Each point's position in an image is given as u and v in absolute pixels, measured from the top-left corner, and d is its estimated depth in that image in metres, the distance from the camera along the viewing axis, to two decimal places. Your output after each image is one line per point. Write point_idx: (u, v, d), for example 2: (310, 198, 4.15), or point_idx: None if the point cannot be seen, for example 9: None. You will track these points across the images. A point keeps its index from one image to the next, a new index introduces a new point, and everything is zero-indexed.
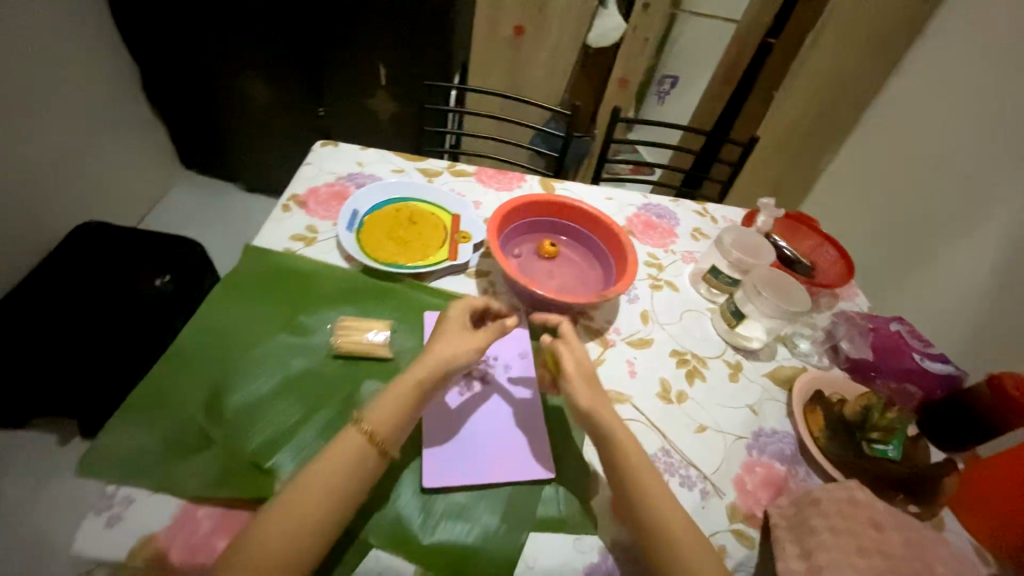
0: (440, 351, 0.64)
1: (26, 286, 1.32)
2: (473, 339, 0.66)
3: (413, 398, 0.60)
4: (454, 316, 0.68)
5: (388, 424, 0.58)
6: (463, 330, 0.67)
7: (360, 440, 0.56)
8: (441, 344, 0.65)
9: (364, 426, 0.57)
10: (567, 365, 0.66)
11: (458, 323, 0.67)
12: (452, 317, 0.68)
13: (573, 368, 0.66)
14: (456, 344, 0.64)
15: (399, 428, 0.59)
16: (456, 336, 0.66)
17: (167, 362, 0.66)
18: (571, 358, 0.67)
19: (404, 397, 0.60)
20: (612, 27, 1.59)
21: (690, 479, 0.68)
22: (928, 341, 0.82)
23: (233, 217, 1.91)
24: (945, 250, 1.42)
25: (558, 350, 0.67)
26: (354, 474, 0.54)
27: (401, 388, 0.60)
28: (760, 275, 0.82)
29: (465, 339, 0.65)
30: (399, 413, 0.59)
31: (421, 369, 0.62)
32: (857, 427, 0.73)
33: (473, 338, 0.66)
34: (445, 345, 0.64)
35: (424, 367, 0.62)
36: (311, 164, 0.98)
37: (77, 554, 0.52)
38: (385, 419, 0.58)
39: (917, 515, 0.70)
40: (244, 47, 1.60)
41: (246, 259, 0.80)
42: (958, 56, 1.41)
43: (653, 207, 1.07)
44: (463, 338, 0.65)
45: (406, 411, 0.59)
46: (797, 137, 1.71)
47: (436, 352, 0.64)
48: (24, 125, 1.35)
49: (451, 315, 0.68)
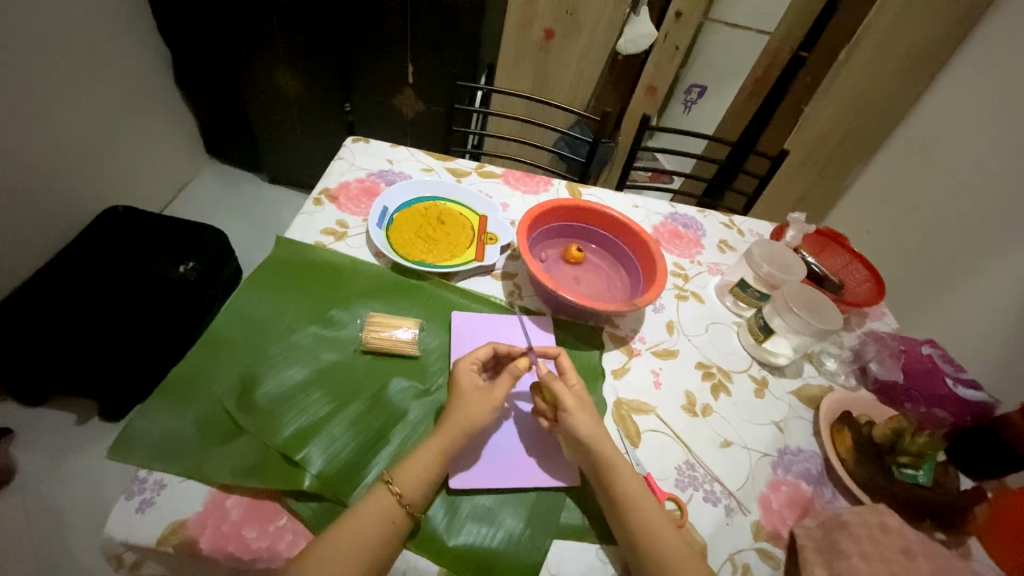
0: (459, 421, 0.61)
1: (53, 267, 1.34)
2: (491, 399, 0.63)
3: (439, 460, 0.59)
4: (464, 377, 0.65)
5: (414, 482, 0.56)
6: (477, 390, 0.64)
7: (390, 501, 0.55)
8: (462, 413, 0.62)
9: (394, 486, 0.56)
10: (564, 402, 0.63)
11: (473, 386, 0.64)
12: (462, 377, 0.65)
13: (573, 403, 0.64)
14: (475, 413, 0.62)
15: (428, 491, 0.57)
16: (469, 399, 0.63)
17: (200, 347, 0.67)
18: (570, 393, 0.64)
19: (434, 464, 0.58)
20: (642, 34, 1.56)
21: (715, 495, 0.68)
22: (961, 367, 0.81)
23: (255, 207, 1.93)
24: (972, 274, 1.39)
25: (553, 385, 0.64)
26: (391, 520, 0.54)
27: (429, 448, 0.59)
28: (792, 289, 0.80)
29: (483, 401, 0.63)
30: (423, 472, 0.57)
31: (443, 438, 0.60)
32: (887, 451, 0.72)
33: (491, 397, 0.63)
34: (462, 414, 0.62)
35: (441, 441, 0.60)
36: (342, 159, 0.98)
37: (109, 535, 0.53)
38: (409, 478, 0.57)
39: (945, 542, 0.69)
40: (275, 43, 1.62)
41: (277, 250, 0.80)
42: (994, 77, 1.38)
43: (680, 217, 1.06)
44: (480, 402, 0.63)
45: (432, 474, 0.58)
46: (824, 152, 1.70)
47: (457, 422, 0.61)
48: (58, 108, 1.37)
49: (462, 376, 0.65)
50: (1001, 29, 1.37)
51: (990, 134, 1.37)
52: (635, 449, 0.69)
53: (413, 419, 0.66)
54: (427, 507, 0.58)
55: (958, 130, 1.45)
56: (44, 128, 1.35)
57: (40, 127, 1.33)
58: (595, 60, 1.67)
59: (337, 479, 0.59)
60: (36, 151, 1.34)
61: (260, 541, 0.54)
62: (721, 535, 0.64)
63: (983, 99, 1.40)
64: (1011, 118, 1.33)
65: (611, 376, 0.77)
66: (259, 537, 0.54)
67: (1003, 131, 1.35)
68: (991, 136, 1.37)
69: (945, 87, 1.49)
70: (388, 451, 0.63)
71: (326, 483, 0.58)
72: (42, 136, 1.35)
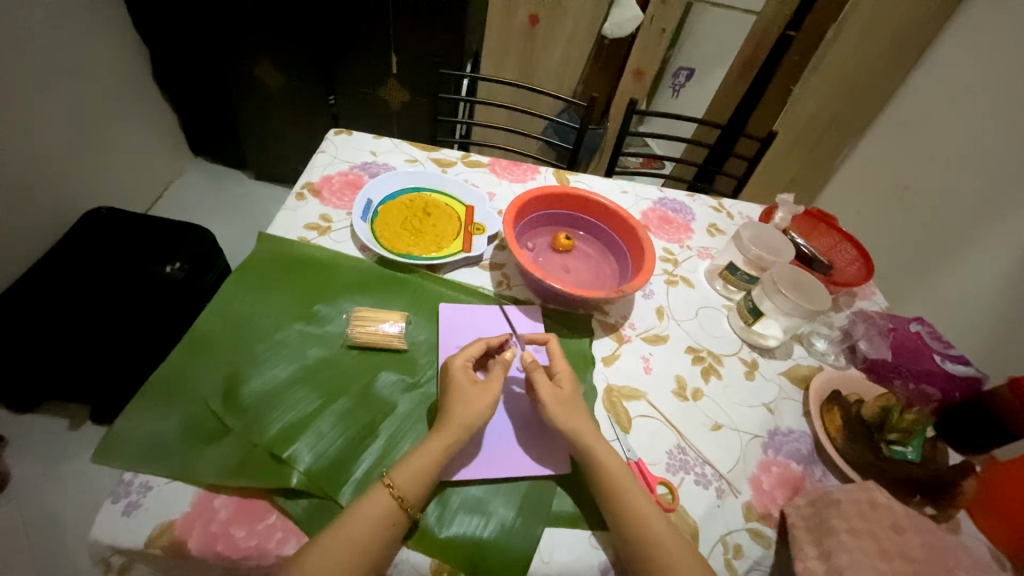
0: (461, 418, 0.61)
1: (35, 271, 1.32)
2: (489, 394, 0.63)
3: (440, 454, 0.58)
4: (459, 375, 0.64)
5: (412, 480, 0.56)
6: (474, 386, 0.63)
7: (390, 503, 0.55)
8: (462, 409, 0.61)
9: (395, 488, 0.55)
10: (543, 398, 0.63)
11: (468, 383, 0.64)
12: (455, 370, 0.64)
13: (550, 397, 0.63)
14: (473, 408, 0.62)
15: (425, 488, 0.57)
16: (467, 395, 0.63)
17: (183, 348, 0.66)
18: (548, 390, 0.64)
19: (434, 463, 0.58)
20: (628, 17, 1.55)
21: (705, 478, 0.68)
22: (949, 343, 0.80)
23: (242, 205, 1.91)
24: (962, 252, 1.40)
25: (534, 375, 0.65)
26: (394, 522, 0.54)
27: (430, 446, 0.59)
28: (781, 271, 0.81)
29: (481, 397, 0.63)
30: (424, 472, 0.57)
31: (445, 437, 0.59)
32: (876, 428, 0.72)
33: (488, 391, 0.63)
34: (462, 409, 0.61)
35: (442, 439, 0.59)
36: (325, 152, 0.97)
37: (95, 539, 0.52)
38: (412, 479, 0.56)
39: (934, 517, 0.70)
40: (257, 37, 1.59)
41: (260, 246, 0.79)
42: (985, 51, 1.36)
43: (669, 202, 1.05)
44: (481, 396, 0.63)
45: (432, 471, 0.58)
46: (813, 132, 1.69)
47: (457, 419, 0.61)
48: (36, 110, 1.35)
49: (456, 372, 0.64)
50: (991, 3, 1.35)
51: (980, 110, 1.37)
52: (625, 435, 0.69)
53: (402, 412, 0.66)
54: (422, 506, 0.58)
55: (948, 106, 1.44)
56: (22, 130, 1.32)
57: (18, 128, 1.31)
58: (582, 46, 1.66)
59: (327, 473, 0.59)
60: (17, 153, 1.32)
61: (250, 539, 0.54)
62: (712, 517, 0.64)
63: (973, 74, 1.39)
64: (1000, 93, 1.33)
65: (601, 363, 0.77)
66: (248, 536, 0.54)
67: (993, 106, 1.34)
68: (982, 111, 1.36)
69: (935, 63, 1.48)
70: (376, 446, 0.62)
71: (315, 480, 0.58)
72: (21, 138, 1.32)
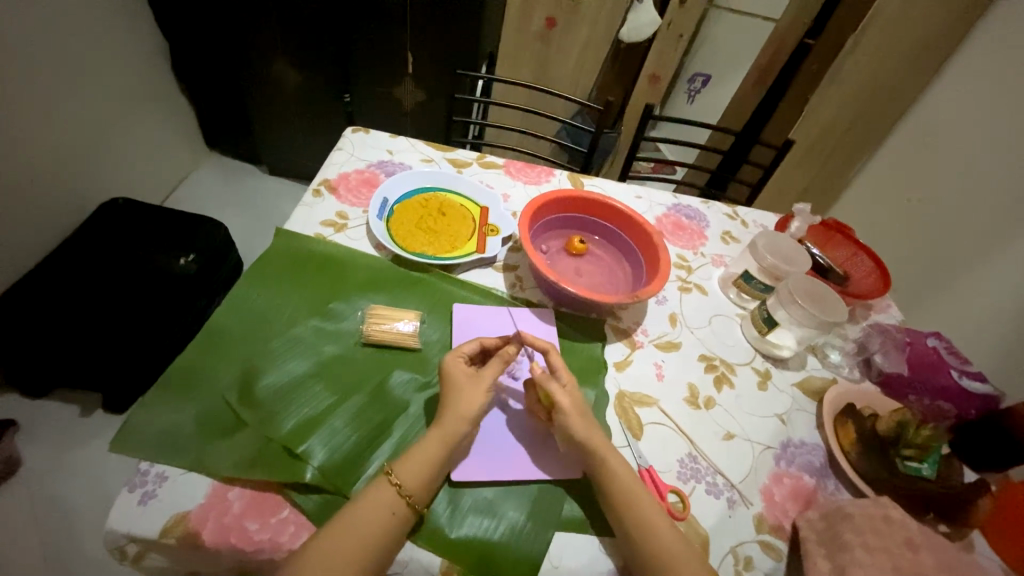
0: (457, 409, 0.61)
1: (51, 260, 1.33)
2: (483, 384, 0.63)
3: (442, 449, 0.59)
4: (453, 368, 0.64)
5: (415, 474, 0.56)
6: (469, 378, 0.64)
7: (394, 495, 0.55)
8: (456, 399, 0.62)
9: (394, 477, 0.56)
10: (562, 404, 0.63)
11: (462, 374, 0.64)
12: (449, 365, 0.64)
13: (568, 403, 0.63)
14: (472, 399, 0.62)
15: (429, 482, 0.57)
16: (462, 385, 0.63)
17: (200, 343, 0.66)
18: (564, 394, 0.64)
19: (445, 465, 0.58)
20: (646, 22, 1.55)
21: (717, 487, 0.67)
22: (966, 359, 0.80)
23: (257, 200, 1.92)
24: (979, 267, 1.38)
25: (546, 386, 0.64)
26: (395, 514, 0.54)
27: (430, 439, 0.59)
28: (797, 281, 0.80)
29: (477, 389, 0.63)
30: (425, 463, 0.57)
31: (442, 430, 0.60)
32: (891, 444, 0.72)
33: (482, 384, 0.63)
34: (459, 401, 0.62)
35: (439, 432, 0.59)
36: (342, 150, 0.97)
37: (111, 528, 0.52)
38: (416, 473, 0.56)
39: (948, 535, 0.69)
40: (274, 34, 1.60)
41: (277, 241, 0.80)
42: (1008, 63, 1.35)
43: (684, 208, 1.05)
44: (475, 388, 0.63)
45: (435, 466, 0.58)
46: (830, 142, 1.68)
47: (462, 417, 0.61)
48: (55, 102, 1.36)
49: (449, 366, 0.64)
50: (1012, 16, 1.34)
51: (1002, 123, 1.35)
52: (637, 441, 0.69)
53: (414, 411, 0.66)
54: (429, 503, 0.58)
55: (967, 119, 1.43)
56: (40, 121, 1.34)
57: (36, 119, 1.33)
58: (598, 49, 1.65)
59: (340, 471, 0.59)
60: (35, 144, 1.34)
61: (262, 533, 0.54)
62: (722, 527, 0.64)
63: (993, 87, 1.38)
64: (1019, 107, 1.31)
65: (613, 368, 0.77)
66: (260, 529, 0.54)
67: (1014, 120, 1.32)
68: (1001, 124, 1.35)
69: (954, 75, 1.46)
70: (389, 445, 0.62)
71: (329, 477, 0.58)
72: (39, 128, 1.34)
